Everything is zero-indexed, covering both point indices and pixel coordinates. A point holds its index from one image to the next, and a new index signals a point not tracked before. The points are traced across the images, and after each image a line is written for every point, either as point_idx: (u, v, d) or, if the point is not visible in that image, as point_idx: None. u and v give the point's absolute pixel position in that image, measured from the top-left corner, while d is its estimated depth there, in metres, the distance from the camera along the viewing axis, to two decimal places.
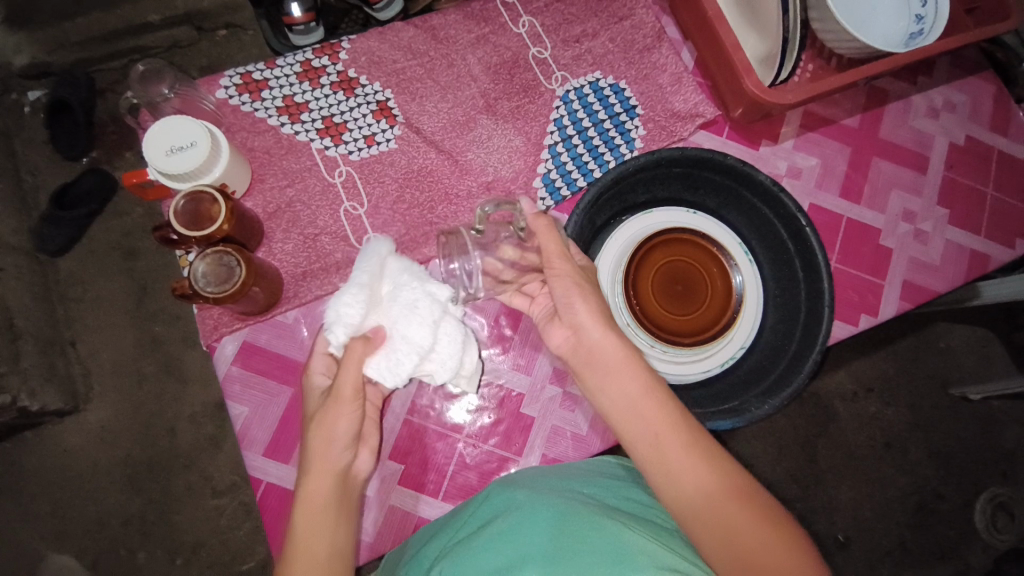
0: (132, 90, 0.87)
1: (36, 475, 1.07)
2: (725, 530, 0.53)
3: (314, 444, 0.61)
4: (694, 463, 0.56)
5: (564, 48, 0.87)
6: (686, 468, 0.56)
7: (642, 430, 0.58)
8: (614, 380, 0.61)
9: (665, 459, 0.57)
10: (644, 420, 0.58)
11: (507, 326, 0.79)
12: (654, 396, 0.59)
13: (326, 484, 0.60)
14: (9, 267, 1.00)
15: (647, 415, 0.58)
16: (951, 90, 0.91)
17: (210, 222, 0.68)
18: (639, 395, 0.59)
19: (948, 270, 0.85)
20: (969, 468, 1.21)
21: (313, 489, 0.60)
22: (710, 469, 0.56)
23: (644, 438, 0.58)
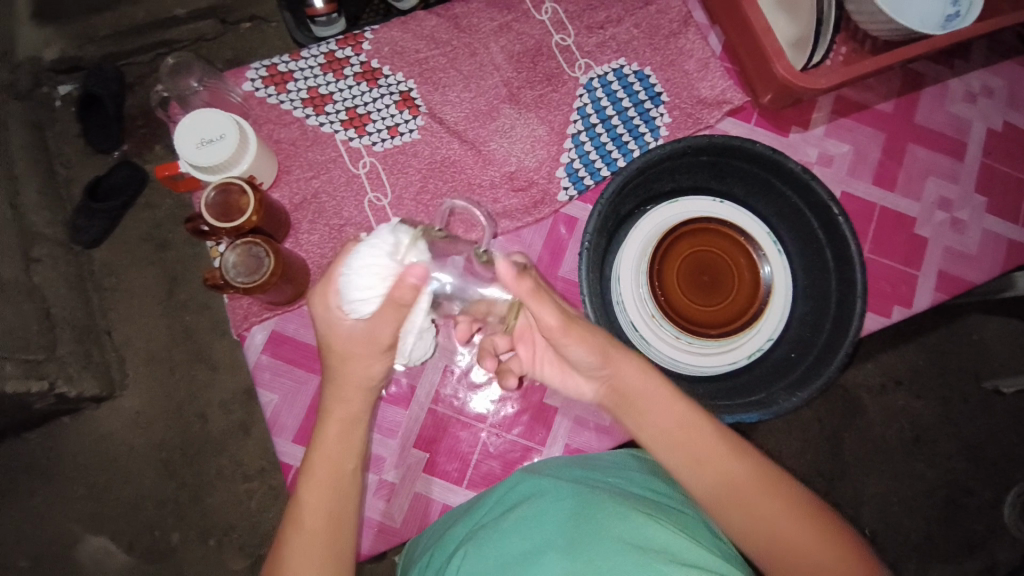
0: (163, 84, 0.89)
1: (73, 458, 1.11)
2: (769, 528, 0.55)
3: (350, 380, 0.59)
4: (744, 482, 0.56)
5: (588, 35, 0.86)
6: (739, 494, 0.56)
7: (685, 460, 0.57)
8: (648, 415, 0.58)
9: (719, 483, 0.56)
10: (691, 450, 0.57)
11: None
12: (696, 425, 0.58)
13: (354, 407, 0.60)
14: (46, 257, 1.04)
15: (690, 443, 0.57)
16: (989, 74, 0.87)
17: (239, 213, 0.69)
18: (679, 424, 0.58)
19: (985, 259, 0.83)
20: (1000, 462, 1.18)
21: (339, 411, 0.60)
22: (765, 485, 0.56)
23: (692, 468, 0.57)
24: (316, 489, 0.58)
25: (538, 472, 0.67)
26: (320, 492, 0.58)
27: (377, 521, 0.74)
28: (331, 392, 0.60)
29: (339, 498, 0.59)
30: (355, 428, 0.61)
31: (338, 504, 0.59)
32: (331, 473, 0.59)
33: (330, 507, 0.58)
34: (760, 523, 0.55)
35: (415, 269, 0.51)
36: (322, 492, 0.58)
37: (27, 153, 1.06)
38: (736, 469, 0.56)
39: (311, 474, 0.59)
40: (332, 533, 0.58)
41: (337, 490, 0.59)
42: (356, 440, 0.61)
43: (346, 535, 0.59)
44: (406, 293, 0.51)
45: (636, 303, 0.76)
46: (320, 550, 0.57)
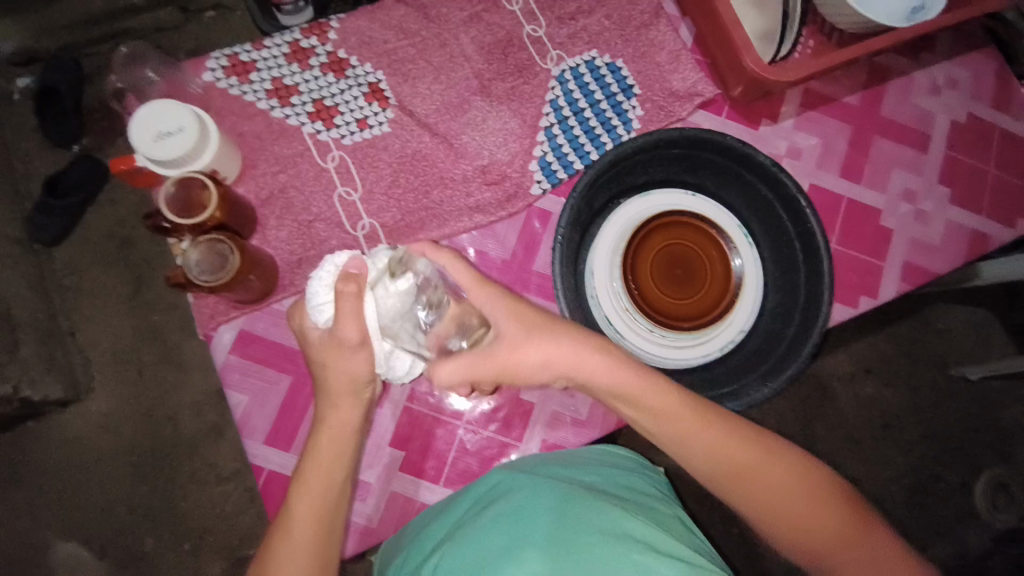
0: (121, 76, 0.86)
1: (37, 465, 1.07)
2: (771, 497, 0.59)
3: (336, 384, 0.60)
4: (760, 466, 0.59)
5: (559, 26, 0.85)
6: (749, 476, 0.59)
7: (698, 452, 0.60)
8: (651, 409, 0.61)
9: (733, 470, 0.60)
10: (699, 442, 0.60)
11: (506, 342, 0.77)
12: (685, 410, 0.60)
13: (349, 417, 0.61)
14: (3, 257, 1.00)
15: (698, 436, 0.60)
16: (953, 66, 0.89)
17: (202, 209, 0.67)
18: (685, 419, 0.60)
19: (949, 249, 0.84)
20: (966, 446, 1.22)
21: (333, 419, 0.60)
22: (776, 465, 0.59)
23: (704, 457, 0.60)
24: (310, 497, 0.58)
25: (516, 469, 0.66)
26: (313, 503, 0.58)
27: (351, 521, 0.73)
28: (325, 403, 0.61)
29: (330, 508, 0.59)
30: (347, 442, 0.61)
31: (330, 515, 0.58)
32: (324, 484, 0.59)
33: (321, 516, 0.58)
34: (770, 500, 0.59)
35: (355, 261, 0.56)
36: (316, 502, 0.58)
37: None
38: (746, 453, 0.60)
39: (305, 485, 0.58)
40: (322, 547, 0.57)
41: (328, 502, 0.58)
42: (348, 453, 0.61)
43: (332, 536, 0.59)
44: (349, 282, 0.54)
45: (609, 297, 0.76)
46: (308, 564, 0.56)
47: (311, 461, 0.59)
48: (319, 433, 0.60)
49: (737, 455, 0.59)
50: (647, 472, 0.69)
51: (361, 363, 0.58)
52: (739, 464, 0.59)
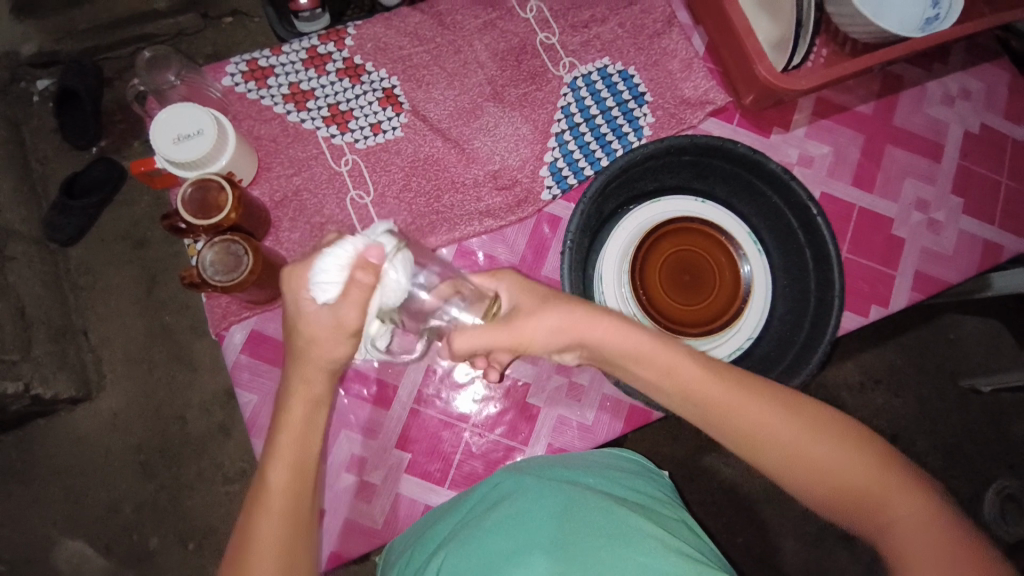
0: (139, 79, 0.88)
1: (48, 460, 1.09)
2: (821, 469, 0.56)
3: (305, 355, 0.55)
4: (811, 439, 0.56)
5: (573, 34, 0.86)
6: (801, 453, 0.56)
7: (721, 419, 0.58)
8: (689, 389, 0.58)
9: (784, 449, 0.56)
10: (740, 421, 0.57)
11: None
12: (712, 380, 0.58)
13: (317, 387, 0.57)
14: (20, 255, 1.01)
15: (741, 413, 0.57)
16: (967, 77, 0.89)
17: (217, 210, 0.68)
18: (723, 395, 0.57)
19: (960, 260, 0.84)
20: (976, 459, 1.21)
21: (301, 389, 0.57)
22: (827, 440, 0.56)
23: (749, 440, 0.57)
24: (284, 466, 0.56)
25: (521, 469, 0.67)
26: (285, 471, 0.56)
27: (357, 522, 0.73)
28: (296, 373, 0.56)
29: (304, 478, 0.57)
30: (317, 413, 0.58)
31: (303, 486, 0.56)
32: (295, 455, 0.56)
33: (294, 490, 0.56)
34: (824, 476, 0.56)
35: (373, 248, 0.48)
36: (289, 471, 0.56)
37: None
38: (796, 428, 0.56)
39: (277, 457, 0.56)
40: (297, 514, 0.56)
41: (300, 473, 0.56)
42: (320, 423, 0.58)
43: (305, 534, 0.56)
44: (367, 274, 0.47)
45: (618, 302, 0.76)
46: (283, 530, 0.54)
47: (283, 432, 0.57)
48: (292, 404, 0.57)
49: (786, 432, 0.56)
50: (656, 479, 0.69)
51: (341, 347, 0.53)
52: (768, 429, 0.57)
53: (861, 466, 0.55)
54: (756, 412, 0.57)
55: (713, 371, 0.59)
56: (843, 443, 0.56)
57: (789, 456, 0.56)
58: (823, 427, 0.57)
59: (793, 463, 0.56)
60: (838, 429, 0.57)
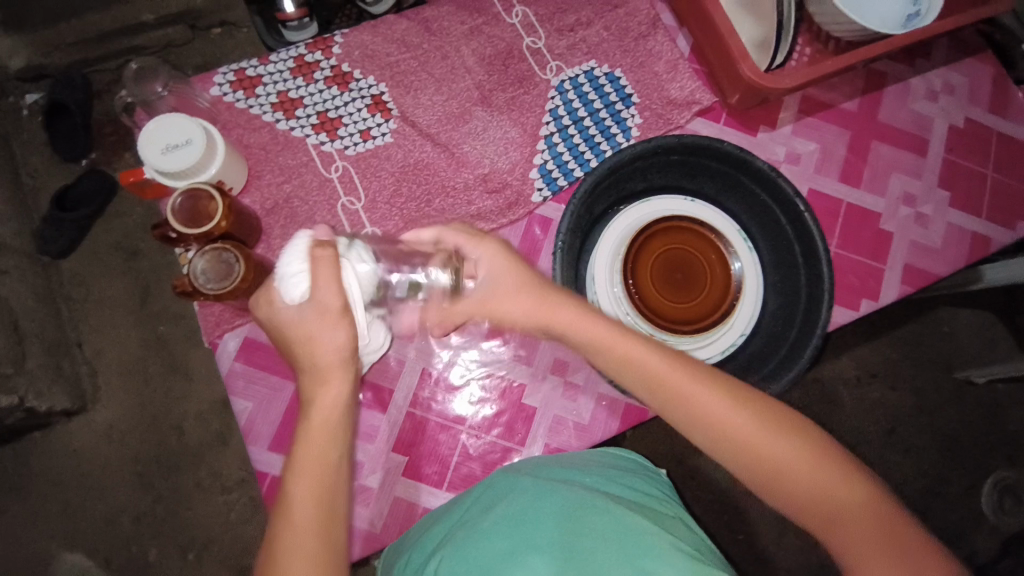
0: (129, 90, 0.89)
1: (44, 475, 1.08)
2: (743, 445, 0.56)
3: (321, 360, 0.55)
4: (776, 444, 0.55)
5: (559, 37, 0.86)
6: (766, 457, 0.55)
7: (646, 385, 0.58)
8: (658, 383, 0.58)
9: (747, 450, 0.56)
10: (670, 394, 0.57)
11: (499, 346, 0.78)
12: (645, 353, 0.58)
13: (339, 392, 0.57)
14: (12, 269, 1.01)
15: (708, 411, 0.56)
16: (949, 72, 0.90)
17: (208, 219, 0.68)
18: (693, 393, 0.57)
19: (949, 253, 0.85)
20: (974, 451, 1.21)
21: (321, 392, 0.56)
22: (794, 444, 0.55)
23: (716, 438, 0.56)
24: (307, 476, 0.54)
25: (516, 470, 0.67)
26: (308, 477, 0.54)
27: (355, 527, 0.73)
28: (311, 381, 0.56)
29: (329, 483, 0.55)
30: (340, 422, 0.57)
31: (329, 493, 0.54)
32: (319, 461, 0.55)
33: (321, 496, 0.54)
34: (788, 482, 0.55)
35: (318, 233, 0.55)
36: (313, 476, 0.54)
37: None
38: (742, 414, 0.56)
39: (301, 463, 0.54)
40: (323, 521, 0.53)
41: (324, 479, 0.55)
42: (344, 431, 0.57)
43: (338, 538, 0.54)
44: (323, 248, 0.53)
45: (610, 301, 0.76)
46: (312, 537, 0.52)
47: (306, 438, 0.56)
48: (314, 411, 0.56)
49: (752, 434, 0.56)
50: (651, 477, 0.69)
51: (337, 330, 0.54)
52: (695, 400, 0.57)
53: (782, 447, 0.55)
54: (723, 410, 0.56)
55: (684, 368, 0.58)
56: (809, 449, 0.55)
57: (713, 430, 0.56)
58: (769, 417, 0.56)
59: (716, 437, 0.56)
60: (806, 437, 0.56)
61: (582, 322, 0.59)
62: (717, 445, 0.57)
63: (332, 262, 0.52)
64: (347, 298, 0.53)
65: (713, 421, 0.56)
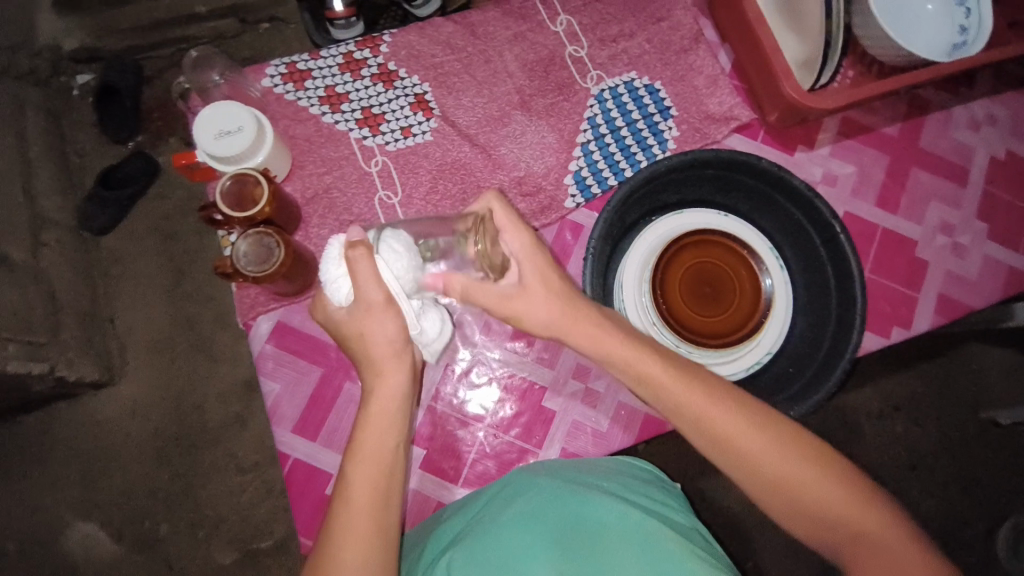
0: (185, 76, 0.92)
1: (68, 443, 1.11)
2: (751, 459, 0.55)
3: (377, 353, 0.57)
4: (790, 463, 0.54)
5: (601, 47, 0.87)
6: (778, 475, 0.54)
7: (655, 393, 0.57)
8: (673, 395, 0.56)
9: (762, 470, 0.55)
10: (678, 404, 0.56)
11: (523, 346, 0.79)
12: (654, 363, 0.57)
13: (396, 387, 0.58)
14: (53, 242, 1.05)
15: (722, 426, 0.55)
16: (994, 103, 0.89)
17: (253, 204, 0.70)
18: (707, 408, 0.56)
19: (984, 285, 0.84)
20: (995, 492, 1.18)
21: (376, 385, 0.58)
22: (801, 460, 0.54)
23: (727, 454, 0.55)
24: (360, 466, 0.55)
25: (533, 470, 0.67)
26: (364, 468, 0.55)
27: None
28: (369, 376, 0.58)
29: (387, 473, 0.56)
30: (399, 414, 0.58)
31: (386, 483, 0.56)
32: (376, 452, 0.56)
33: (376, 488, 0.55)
34: (799, 500, 0.54)
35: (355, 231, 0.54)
36: (370, 467, 0.55)
37: (41, 139, 1.08)
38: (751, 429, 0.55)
39: (358, 456, 0.56)
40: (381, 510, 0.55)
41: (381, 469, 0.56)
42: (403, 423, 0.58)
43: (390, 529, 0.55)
44: (356, 248, 0.52)
45: (637, 310, 0.76)
46: (370, 525, 0.54)
47: (363, 430, 0.57)
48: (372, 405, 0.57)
49: (765, 452, 0.55)
50: (666, 488, 0.69)
51: (388, 323, 0.55)
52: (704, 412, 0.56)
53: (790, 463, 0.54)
54: (739, 426, 0.55)
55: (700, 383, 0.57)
56: (816, 465, 0.54)
57: (721, 442, 0.55)
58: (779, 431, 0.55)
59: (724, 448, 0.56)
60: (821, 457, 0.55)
61: (599, 329, 0.58)
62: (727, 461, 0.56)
63: (364, 259, 0.52)
64: (386, 293, 0.53)
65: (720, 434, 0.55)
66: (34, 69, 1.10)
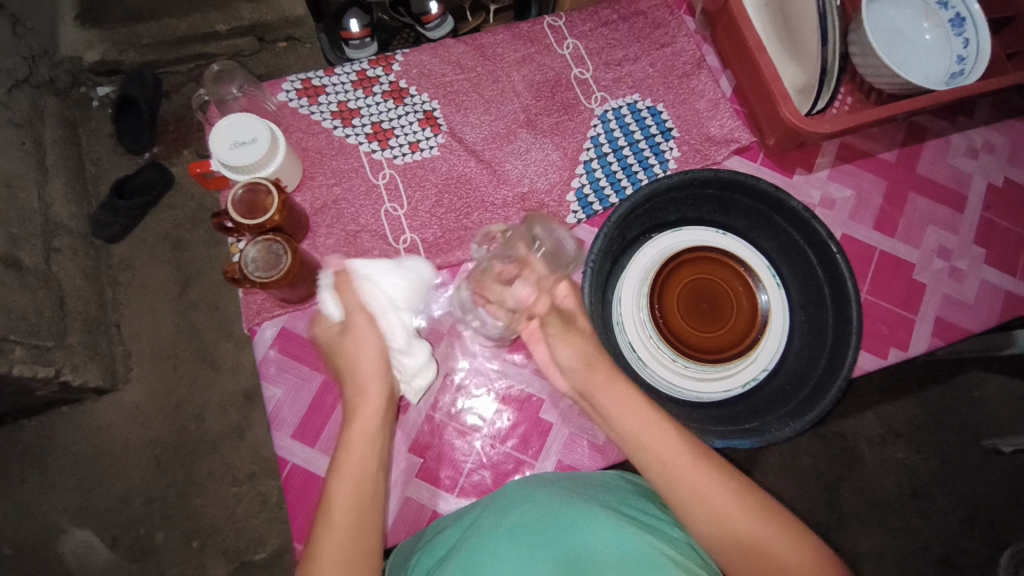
0: (205, 89, 0.96)
1: (67, 448, 1.12)
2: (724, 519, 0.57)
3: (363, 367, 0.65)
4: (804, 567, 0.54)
5: (606, 71, 0.90)
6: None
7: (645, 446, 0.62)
8: (660, 444, 0.61)
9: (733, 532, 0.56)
10: (663, 453, 0.60)
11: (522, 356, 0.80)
12: (652, 419, 0.62)
13: (376, 415, 0.64)
14: (65, 248, 1.07)
15: (745, 529, 0.56)
16: (991, 132, 0.91)
17: (263, 211, 0.72)
18: (731, 508, 0.57)
19: (982, 310, 0.84)
20: (998, 524, 1.17)
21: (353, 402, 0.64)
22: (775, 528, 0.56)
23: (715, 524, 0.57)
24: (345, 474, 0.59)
25: (532, 482, 0.68)
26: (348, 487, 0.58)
27: None
28: (352, 393, 0.65)
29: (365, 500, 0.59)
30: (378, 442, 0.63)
31: (366, 503, 0.58)
32: (358, 473, 0.59)
33: (351, 509, 0.57)
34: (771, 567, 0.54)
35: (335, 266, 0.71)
36: (351, 486, 0.58)
37: (59, 147, 1.11)
38: (729, 492, 0.58)
39: (342, 465, 0.60)
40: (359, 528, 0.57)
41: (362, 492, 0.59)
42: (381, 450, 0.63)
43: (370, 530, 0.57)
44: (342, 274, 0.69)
45: (635, 325, 0.78)
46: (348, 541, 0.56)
47: (345, 452, 0.61)
48: (356, 432, 0.62)
49: (763, 535, 0.56)
50: (660, 499, 0.69)
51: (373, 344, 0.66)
52: (684, 466, 0.59)
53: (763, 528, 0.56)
54: (761, 531, 0.56)
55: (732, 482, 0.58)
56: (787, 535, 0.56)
57: (698, 495, 0.58)
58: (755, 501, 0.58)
59: (699, 503, 0.58)
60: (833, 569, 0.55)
61: (615, 383, 0.65)
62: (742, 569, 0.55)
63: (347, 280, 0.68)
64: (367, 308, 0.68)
65: (697, 490, 0.58)
66: (54, 78, 1.13)
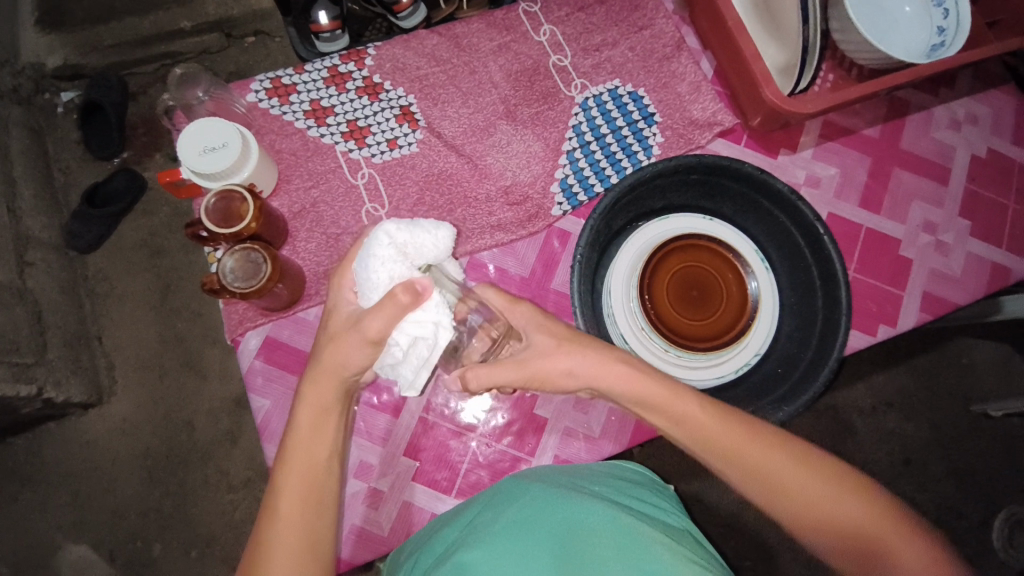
0: (170, 93, 0.92)
1: (56, 464, 1.10)
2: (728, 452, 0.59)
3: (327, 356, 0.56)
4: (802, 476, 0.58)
5: (584, 57, 0.88)
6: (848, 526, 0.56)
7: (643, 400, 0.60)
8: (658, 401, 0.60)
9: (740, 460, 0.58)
10: (666, 408, 0.60)
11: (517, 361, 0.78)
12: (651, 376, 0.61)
13: (327, 393, 0.57)
14: (40, 262, 1.04)
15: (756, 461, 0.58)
16: (973, 103, 0.91)
17: (239, 219, 0.70)
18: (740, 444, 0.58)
19: (967, 282, 0.85)
20: (988, 486, 1.19)
21: (312, 400, 0.57)
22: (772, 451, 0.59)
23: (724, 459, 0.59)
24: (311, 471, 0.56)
25: (528, 476, 0.68)
26: (298, 480, 0.56)
27: (363, 529, 0.73)
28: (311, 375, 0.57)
29: (321, 494, 0.57)
30: (326, 419, 0.58)
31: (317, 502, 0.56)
32: (307, 463, 0.56)
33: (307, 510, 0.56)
34: (775, 482, 0.58)
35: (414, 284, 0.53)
36: (304, 483, 0.56)
37: (25, 157, 1.07)
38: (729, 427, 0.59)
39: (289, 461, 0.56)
40: (317, 527, 0.56)
41: (316, 481, 0.57)
42: (331, 429, 0.58)
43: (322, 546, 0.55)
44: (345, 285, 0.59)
45: (626, 316, 0.77)
46: (303, 531, 0.55)
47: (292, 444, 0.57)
48: (299, 413, 0.57)
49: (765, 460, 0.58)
50: (660, 488, 0.69)
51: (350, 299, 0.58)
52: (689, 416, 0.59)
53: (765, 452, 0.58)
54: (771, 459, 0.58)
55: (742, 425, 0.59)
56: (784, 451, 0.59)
57: (703, 440, 0.59)
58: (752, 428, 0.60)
59: (706, 445, 0.59)
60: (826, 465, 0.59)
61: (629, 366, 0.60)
62: (772, 500, 0.59)
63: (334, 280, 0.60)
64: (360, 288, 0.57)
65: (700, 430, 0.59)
66: (17, 87, 1.09)
